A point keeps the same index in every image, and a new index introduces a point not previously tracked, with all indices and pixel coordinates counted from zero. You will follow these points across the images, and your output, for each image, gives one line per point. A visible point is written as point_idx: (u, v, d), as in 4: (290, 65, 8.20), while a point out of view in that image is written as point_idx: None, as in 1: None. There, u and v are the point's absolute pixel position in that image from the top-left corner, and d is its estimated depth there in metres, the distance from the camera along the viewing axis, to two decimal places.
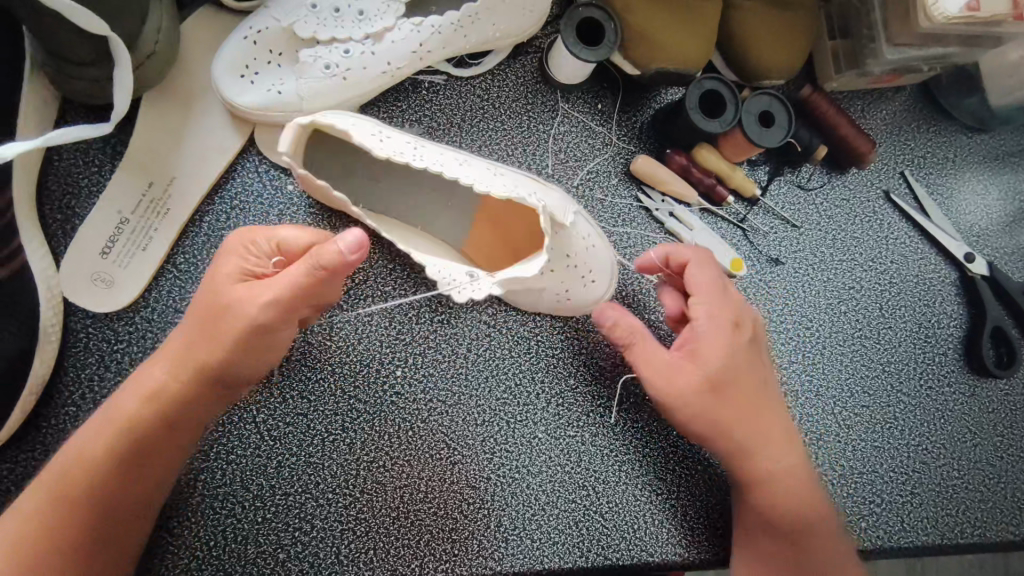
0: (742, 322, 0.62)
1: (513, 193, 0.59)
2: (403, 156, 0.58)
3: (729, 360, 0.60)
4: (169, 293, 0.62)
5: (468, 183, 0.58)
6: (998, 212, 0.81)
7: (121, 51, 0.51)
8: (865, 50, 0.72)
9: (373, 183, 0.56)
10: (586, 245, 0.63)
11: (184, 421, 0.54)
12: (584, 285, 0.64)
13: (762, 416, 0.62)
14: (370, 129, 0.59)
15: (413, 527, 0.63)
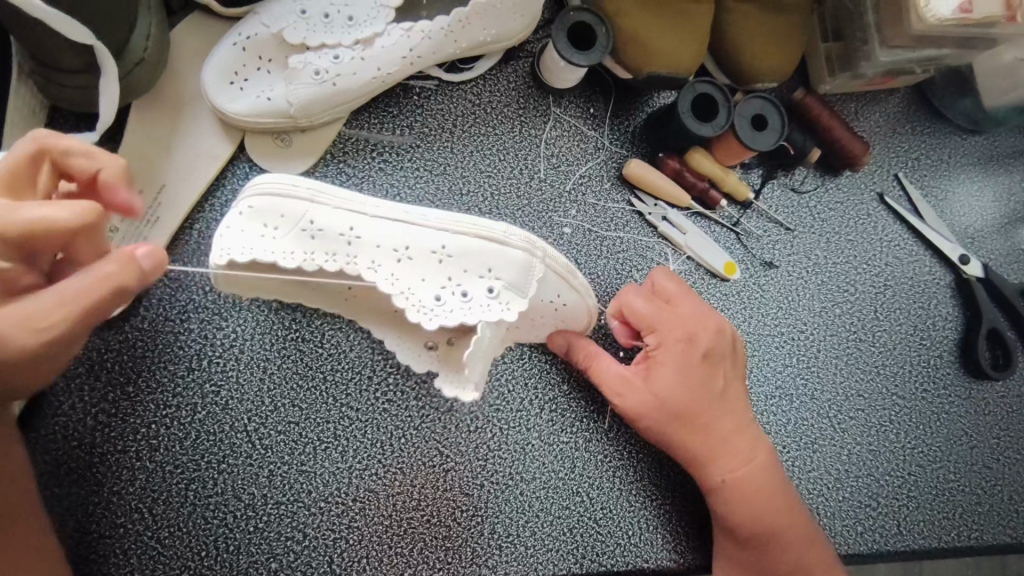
0: (697, 336, 0.63)
1: (472, 243, 0.57)
2: (350, 227, 0.56)
3: (679, 378, 0.61)
4: (160, 302, 0.63)
5: (423, 240, 0.57)
6: (993, 214, 0.80)
7: (106, 58, 0.52)
8: (858, 53, 0.72)
9: (331, 262, 0.56)
10: (570, 284, 0.61)
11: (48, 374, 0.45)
12: (572, 318, 0.63)
13: (723, 427, 0.62)
14: (309, 197, 0.56)
15: (407, 534, 0.63)
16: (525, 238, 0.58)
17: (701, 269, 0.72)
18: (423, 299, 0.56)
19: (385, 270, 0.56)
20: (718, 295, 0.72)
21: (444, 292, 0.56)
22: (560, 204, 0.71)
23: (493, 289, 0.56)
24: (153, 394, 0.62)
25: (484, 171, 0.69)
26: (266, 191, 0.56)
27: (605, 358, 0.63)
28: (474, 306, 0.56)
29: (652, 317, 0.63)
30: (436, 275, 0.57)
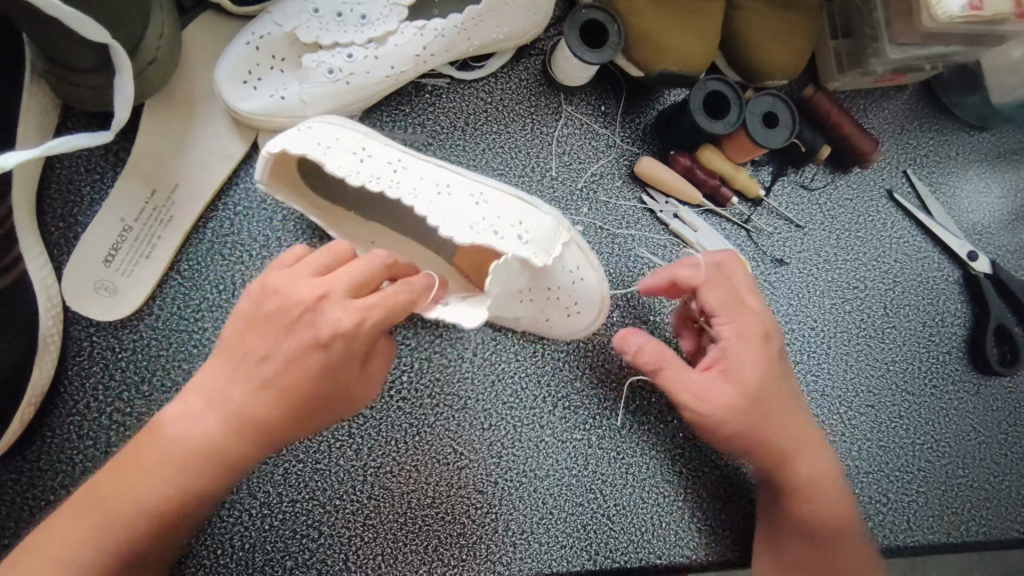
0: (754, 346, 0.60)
1: (509, 197, 0.58)
2: (399, 160, 0.58)
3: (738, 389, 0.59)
4: (173, 299, 0.62)
5: (463, 186, 0.58)
6: (1000, 210, 0.81)
7: (121, 56, 0.51)
8: (868, 50, 0.72)
9: (372, 182, 0.55)
10: (589, 262, 0.63)
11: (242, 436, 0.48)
12: (587, 301, 0.63)
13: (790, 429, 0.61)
14: (365, 134, 0.59)
15: (421, 532, 0.63)
16: (554, 213, 0.60)
17: None
18: (456, 225, 0.54)
19: (423, 198, 0.55)
20: None
21: (478, 226, 0.55)
22: (571, 201, 0.71)
23: (524, 233, 0.56)
24: (166, 392, 0.61)
25: (495, 169, 0.69)
26: (329, 118, 0.59)
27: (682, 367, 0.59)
28: (507, 242, 0.55)
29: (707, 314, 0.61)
30: (473, 211, 0.56)
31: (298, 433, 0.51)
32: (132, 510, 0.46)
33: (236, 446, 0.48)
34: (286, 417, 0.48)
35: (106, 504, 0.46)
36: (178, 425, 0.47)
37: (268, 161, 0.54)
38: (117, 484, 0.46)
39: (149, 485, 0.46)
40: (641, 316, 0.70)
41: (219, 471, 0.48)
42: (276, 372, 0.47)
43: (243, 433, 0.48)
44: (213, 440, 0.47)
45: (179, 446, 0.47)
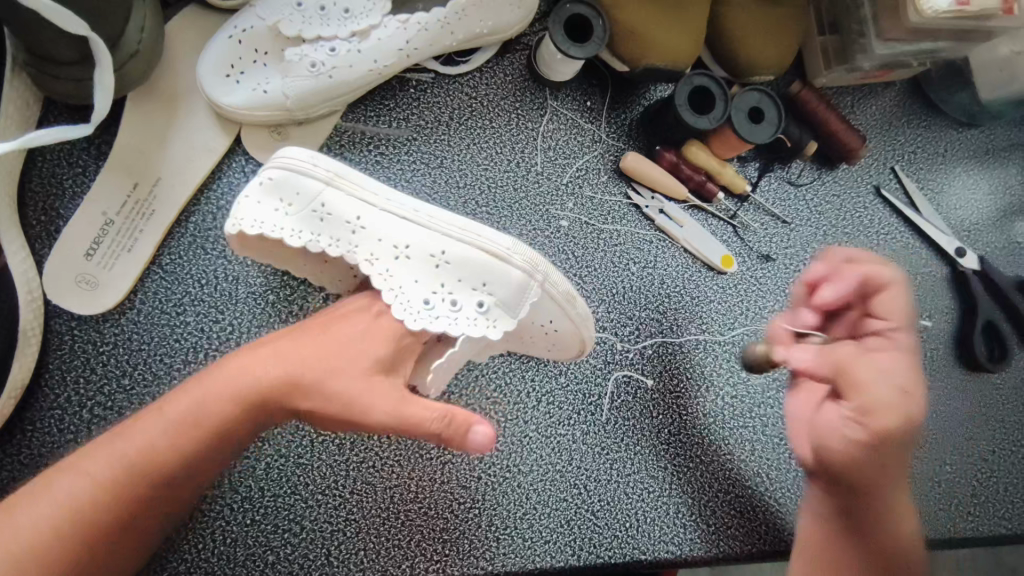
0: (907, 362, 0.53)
1: (472, 253, 0.56)
2: (359, 216, 0.56)
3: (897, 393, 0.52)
4: (155, 293, 0.61)
5: (426, 242, 0.56)
6: (988, 207, 0.81)
7: (101, 50, 0.51)
8: (855, 45, 0.72)
9: (331, 246, 0.56)
10: (569, 316, 0.59)
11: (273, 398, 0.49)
12: (565, 345, 0.61)
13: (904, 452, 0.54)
14: (326, 180, 0.56)
15: (404, 527, 0.63)
16: (526, 264, 0.56)
17: (699, 262, 0.73)
18: (409, 301, 0.54)
19: (381, 266, 0.55)
20: (714, 288, 0.73)
21: (435, 297, 0.55)
22: (557, 197, 0.71)
23: (483, 304, 0.55)
24: (148, 386, 0.61)
25: (480, 164, 0.69)
26: (284, 165, 0.56)
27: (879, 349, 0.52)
28: (461, 318, 0.55)
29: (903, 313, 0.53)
30: (431, 278, 0.55)
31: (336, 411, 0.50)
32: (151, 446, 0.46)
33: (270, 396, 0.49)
34: (320, 392, 0.49)
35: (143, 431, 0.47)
36: (223, 366, 0.49)
37: (234, 241, 0.56)
38: (156, 413, 0.48)
39: (186, 419, 0.47)
40: (626, 312, 0.70)
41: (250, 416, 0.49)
42: (325, 334, 0.51)
43: (282, 391, 0.49)
44: (251, 390, 0.48)
45: (219, 385, 0.48)
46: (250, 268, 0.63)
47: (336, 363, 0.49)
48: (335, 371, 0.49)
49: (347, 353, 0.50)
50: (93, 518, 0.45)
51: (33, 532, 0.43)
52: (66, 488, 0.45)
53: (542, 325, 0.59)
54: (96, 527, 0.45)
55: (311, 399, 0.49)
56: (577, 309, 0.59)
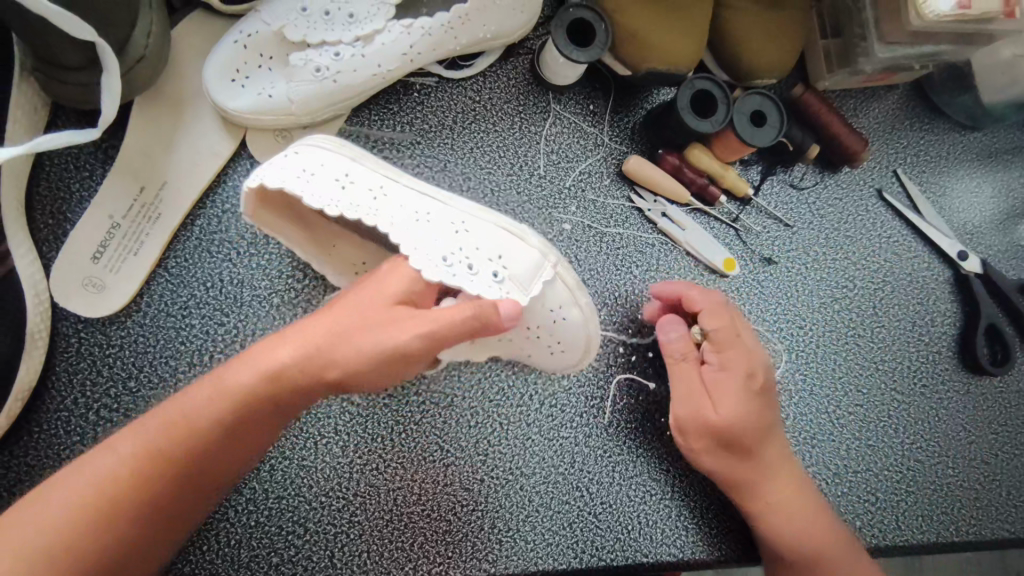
0: (761, 361, 0.64)
1: (491, 229, 0.58)
2: (381, 187, 0.57)
3: (740, 398, 0.62)
4: (160, 296, 0.62)
5: (445, 215, 0.58)
6: (991, 210, 0.81)
7: (110, 57, 0.52)
8: (857, 49, 0.72)
9: (350, 212, 0.54)
10: (576, 301, 0.61)
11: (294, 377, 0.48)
12: (570, 341, 0.62)
13: (774, 445, 0.63)
14: (351, 158, 0.58)
15: (408, 529, 0.64)
16: (541, 244, 0.59)
17: (701, 265, 0.73)
18: (431, 256, 0.53)
19: (400, 229, 0.55)
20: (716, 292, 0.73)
21: (453, 257, 0.54)
22: (560, 200, 0.71)
23: (498, 273, 0.55)
24: (153, 388, 0.61)
25: (483, 167, 0.70)
26: (311, 142, 0.58)
27: (676, 370, 0.64)
28: (478, 280, 0.54)
29: (721, 329, 0.63)
30: (450, 241, 0.55)
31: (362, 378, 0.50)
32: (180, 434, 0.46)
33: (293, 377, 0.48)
34: (348, 350, 0.49)
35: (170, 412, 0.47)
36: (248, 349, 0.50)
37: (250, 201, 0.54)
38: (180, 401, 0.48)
39: (212, 399, 0.47)
40: (627, 315, 0.71)
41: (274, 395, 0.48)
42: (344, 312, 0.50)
43: (310, 360, 0.48)
44: (275, 365, 0.48)
45: (244, 362, 0.48)
46: (255, 271, 0.64)
47: (361, 322, 0.49)
48: (361, 327, 0.49)
49: (369, 309, 0.50)
50: (119, 497, 0.44)
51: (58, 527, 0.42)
52: (96, 470, 0.45)
53: (548, 314, 0.60)
54: (130, 505, 0.45)
55: (341, 359, 0.48)
56: (585, 300, 0.62)
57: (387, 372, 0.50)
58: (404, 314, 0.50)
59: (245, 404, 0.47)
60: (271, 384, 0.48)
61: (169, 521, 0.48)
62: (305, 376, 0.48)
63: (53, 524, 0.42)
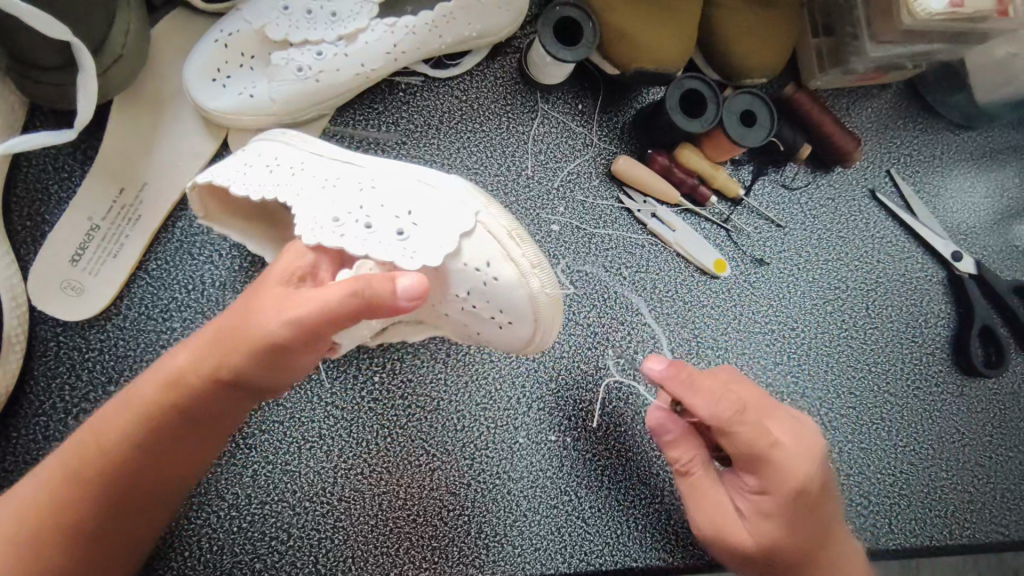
0: (812, 467, 0.54)
1: (401, 186, 0.56)
2: (300, 161, 0.56)
3: (784, 527, 0.55)
4: (141, 299, 0.61)
5: (356, 177, 0.56)
6: (985, 210, 0.80)
7: (85, 56, 0.51)
8: (849, 48, 0.71)
9: (268, 190, 0.54)
10: (506, 256, 0.55)
11: (192, 377, 0.48)
12: (510, 306, 0.56)
13: (833, 549, 0.57)
14: (276, 139, 0.58)
15: (393, 534, 0.63)
16: (457, 193, 0.56)
17: (692, 266, 0.72)
18: (320, 219, 0.52)
19: (307, 196, 0.54)
20: (707, 293, 0.72)
21: (346, 216, 0.52)
22: (548, 201, 0.70)
23: (401, 228, 0.53)
24: None
25: (470, 167, 0.69)
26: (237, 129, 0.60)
27: (703, 486, 0.58)
28: (373, 237, 0.52)
29: (760, 446, 0.54)
30: (350, 201, 0.54)
31: (260, 375, 0.48)
32: (91, 443, 0.48)
33: (191, 378, 0.48)
34: (233, 340, 0.47)
35: (96, 420, 0.49)
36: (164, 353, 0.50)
37: (195, 193, 0.55)
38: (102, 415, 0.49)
39: (119, 410, 0.49)
40: (616, 318, 0.70)
41: (178, 398, 0.48)
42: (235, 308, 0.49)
43: (204, 356, 0.48)
44: (175, 366, 0.48)
45: (154, 366, 0.49)
46: (238, 273, 0.63)
47: (245, 311, 0.48)
48: (245, 315, 0.47)
49: (258, 298, 0.48)
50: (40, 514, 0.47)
51: None
52: (36, 477, 0.48)
53: (479, 271, 0.55)
54: (59, 512, 0.47)
55: (228, 356, 0.47)
56: (520, 253, 0.56)
57: (277, 361, 0.47)
58: (288, 296, 0.47)
59: (148, 409, 0.48)
60: (174, 385, 0.48)
61: (110, 526, 0.49)
62: (202, 372, 0.48)
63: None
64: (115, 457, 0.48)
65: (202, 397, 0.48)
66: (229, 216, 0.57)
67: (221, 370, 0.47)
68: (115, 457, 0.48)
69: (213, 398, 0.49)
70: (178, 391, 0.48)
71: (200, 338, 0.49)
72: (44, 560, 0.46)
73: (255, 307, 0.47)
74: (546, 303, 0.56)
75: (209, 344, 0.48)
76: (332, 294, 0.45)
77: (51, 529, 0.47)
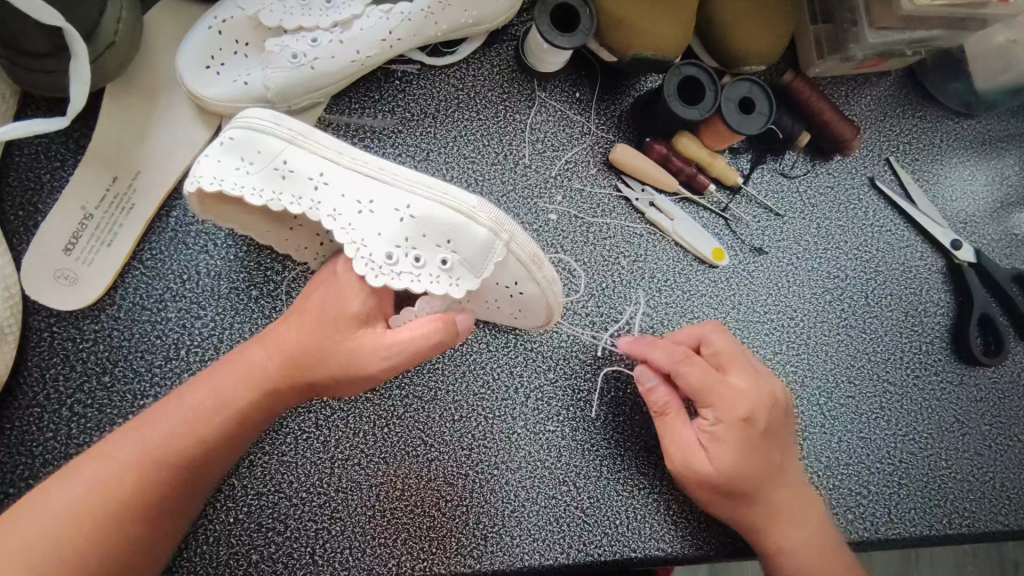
0: (758, 406, 0.59)
1: (436, 208, 0.53)
2: (321, 173, 0.54)
3: (742, 456, 0.58)
4: (135, 289, 0.61)
5: (386, 195, 0.54)
6: (985, 198, 0.79)
7: (76, 41, 0.50)
8: (848, 35, 0.71)
9: (292, 205, 0.54)
10: (535, 278, 0.57)
11: (265, 390, 0.52)
12: (529, 310, 0.60)
13: (778, 490, 0.61)
14: (288, 140, 0.54)
15: (391, 524, 0.62)
16: (494, 219, 0.54)
17: (690, 255, 0.71)
18: (371, 257, 0.53)
19: (343, 221, 0.53)
20: (706, 282, 0.72)
21: (397, 252, 0.53)
22: (544, 190, 0.70)
23: (447, 261, 0.53)
24: (128, 383, 0.60)
25: (468, 156, 0.68)
26: (247, 125, 0.54)
27: (670, 424, 0.60)
28: (424, 274, 0.53)
29: (708, 381, 0.59)
30: (394, 233, 0.53)
31: (328, 391, 0.53)
32: (155, 444, 0.49)
33: (263, 391, 0.52)
34: (317, 364, 0.51)
35: (160, 420, 0.50)
36: (226, 362, 0.53)
37: (196, 197, 0.54)
38: (161, 412, 0.51)
39: (184, 415, 0.50)
40: (614, 307, 0.69)
41: (248, 406, 0.51)
42: (307, 329, 0.52)
43: (281, 372, 0.51)
44: (250, 377, 0.51)
45: (224, 374, 0.52)
46: (233, 264, 0.62)
47: (331, 333, 0.51)
48: (332, 344, 0.51)
49: (334, 322, 0.52)
50: (99, 511, 0.47)
51: (49, 532, 0.45)
52: (89, 477, 0.48)
53: (506, 287, 0.58)
54: (120, 508, 0.47)
55: (308, 375, 0.52)
56: (543, 273, 0.57)
57: (354, 384, 0.53)
58: (374, 332, 0.52)
59: (218, 417, 0.51)
60: (253, 394, 0.51)
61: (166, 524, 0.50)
62: (282, 384, 0.52)
63: (53, 522, 0.45)
64: (184, 461, 0.50)
65: (268, 407, 0.53)
66: (227, 211, 0.56)
67: (303, 384, 0.52)
68: (183, 460, 0.50)
69: (283, 406, 0.53)
70: (250, 402, 0.51)
71: (271, 352, 0.52)
72: (105, 550, 0.46)
73: (340, 337, 0.51)
74: (559, 306, 0.61)
75: (287, 364, 0.51)
76: (422, 338, 0.51)
77: (121, 523, 0.47)
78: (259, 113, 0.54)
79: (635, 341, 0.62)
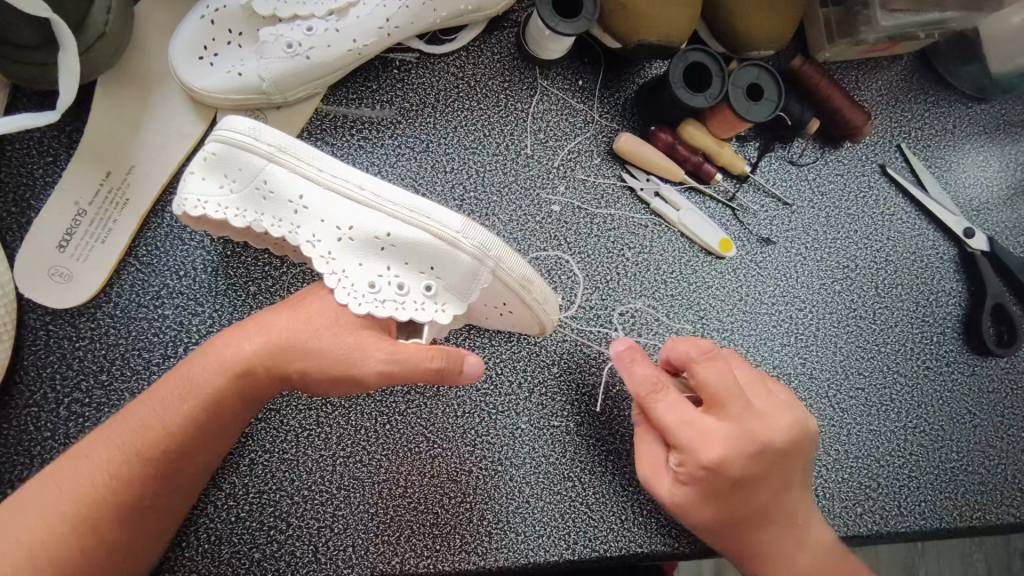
0: (728, 456, 0.54)
1: (418, 237, 0.53)
2: (301, 196, 0.53)
3: (700, 498, 0.55)
4: (132, 286, 0.60)
5: (368, 221, 0.53)
6: (999, 185, 0.77)
7: (64, 31, 0.49)
8: (859, 18, 0.69)
9: (274, 228, 0.53)
10: (522, 303, 0.57)
11: (242, 379, 0.51)
12: (521, 322, 0.60)
13: (755, 531, 0.57)
14: (268, 159, 0.53)
15: (393, 522, 0.61)
16: (478, 249, 0.53)
17: (696, 246, 0.70)
18: (354, 287, 0.53)
19: (324, 248, 0.53)
20: (713, 273, 0.70)
21: (380, 282, 0.53)
22: (547, 180, 0.68)
23: (431, 288, 0.53)
24: (126, 382, 0.59)
25: (468, 147, 0.67)
26: (225, 138, 0.53)
27: (642, 437, 0.60)
28: (407, 302, 0.53)
29: (672, 421, 0.55)
30: (377, 262, 0.53)
31: (313, 385, 0.52)
32: (131, 440, 0.48)
33: (241, 380, 0.51)
34: (302, 357, 0.51)
35: (134, 418, 0.49)
36: (202, 352, 0.52)
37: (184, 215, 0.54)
38: (141, 405, 0.50)
39: (160, 408, 0.50)
40: (618, 301, 0.68)
41: (228, 399, 0.51)
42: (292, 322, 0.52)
43: (261, 361, 0.51)
44: (227, 364, 0.50)
45: (202, 364, 0.51)
46: (230, 259, 0.61)
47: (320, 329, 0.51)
48: (317, 338, 0.51)
49: (323, 317, 0.52)
50: (76, 513, 0.46)
51: (26, 530, 0.45)
52: (65, 480, 0.47)
53: (496, 304, 0.58)
54: (96, 508, 0.47)
55: (291, 367, 0.51)
56: (533, 295, 0.57)
57: (346, 385, 0.52)
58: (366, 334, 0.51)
59: (193, 410, 0.50)
60: (230, 383, 0.50)
61: (149, 522, 0.50)
62: (261, 373, 0.51)
63: (34, 521, 0.45)
64: (160, 458, 0.49)
65: (250, 399, 0.52)
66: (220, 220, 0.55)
67: (283, 373, 0.51)
68: (160, 458, 0.49)
69: (267, 394, 0.53)
70: (228, 391, 0.50)
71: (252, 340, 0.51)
72: (84, 547, 0.46)
73: (329, 334, 0.51)
74: (551, 321, 0.60)
75: (267, 354, 0.51)
76: (423, 358, 0.50)
77: (98, 521, 0.47)
78: (237, 124, 0.53)
79: (624, 349, 0.60)
